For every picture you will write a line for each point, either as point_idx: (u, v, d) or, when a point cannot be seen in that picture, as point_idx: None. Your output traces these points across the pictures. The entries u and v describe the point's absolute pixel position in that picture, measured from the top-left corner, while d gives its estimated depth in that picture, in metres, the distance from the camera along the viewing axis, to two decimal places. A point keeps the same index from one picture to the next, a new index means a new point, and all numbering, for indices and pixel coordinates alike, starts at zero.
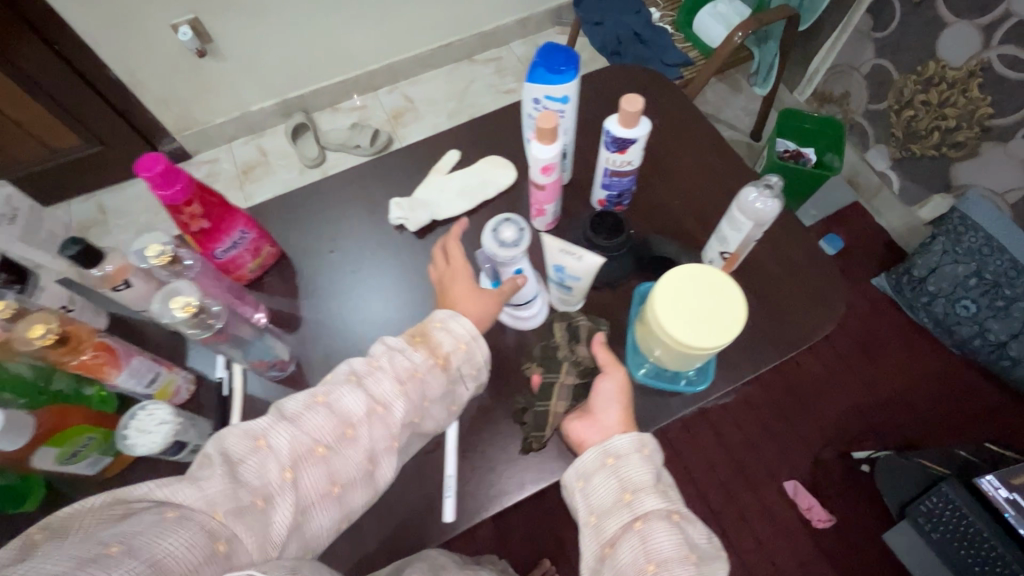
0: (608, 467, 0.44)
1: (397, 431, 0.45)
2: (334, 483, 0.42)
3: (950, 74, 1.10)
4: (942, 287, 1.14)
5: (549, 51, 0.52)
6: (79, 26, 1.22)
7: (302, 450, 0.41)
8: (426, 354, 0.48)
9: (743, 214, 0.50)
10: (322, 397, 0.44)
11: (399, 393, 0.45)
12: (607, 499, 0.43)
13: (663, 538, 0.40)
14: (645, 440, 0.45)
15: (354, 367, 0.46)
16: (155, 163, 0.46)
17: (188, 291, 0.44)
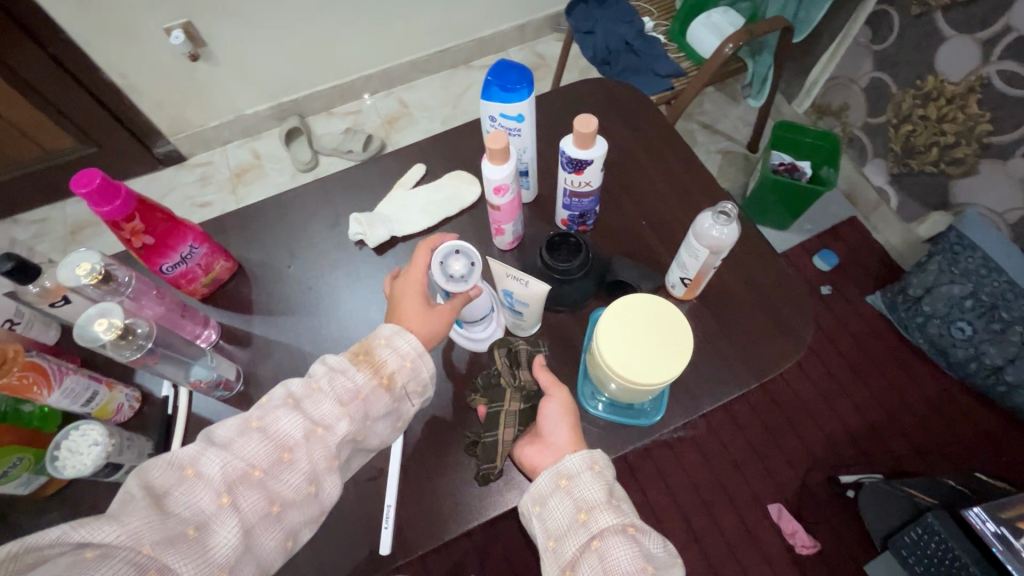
0: (561, 489, 0.42)
1: (338, 450, 0.43)
2: (275, 503, 0.40)
3: (949, 89, 1.06)
4: (937, 308, 1.10)
5: (502, 68, 0.50)
6: (71, 29, 1.22)
7: (238, 475, 0.39)
8: (369, 374, 0.45)
9: (699, 242, 0.48)
10: (256, 421, 0.41)
11: (341, 413, 0.43)
12: (562, 521, 0.40)
13: (621, 554, 0.38)
14: (596, 456, 0.43)
15: (293, 389, 0.43)
16: (91, 178, 0.45)
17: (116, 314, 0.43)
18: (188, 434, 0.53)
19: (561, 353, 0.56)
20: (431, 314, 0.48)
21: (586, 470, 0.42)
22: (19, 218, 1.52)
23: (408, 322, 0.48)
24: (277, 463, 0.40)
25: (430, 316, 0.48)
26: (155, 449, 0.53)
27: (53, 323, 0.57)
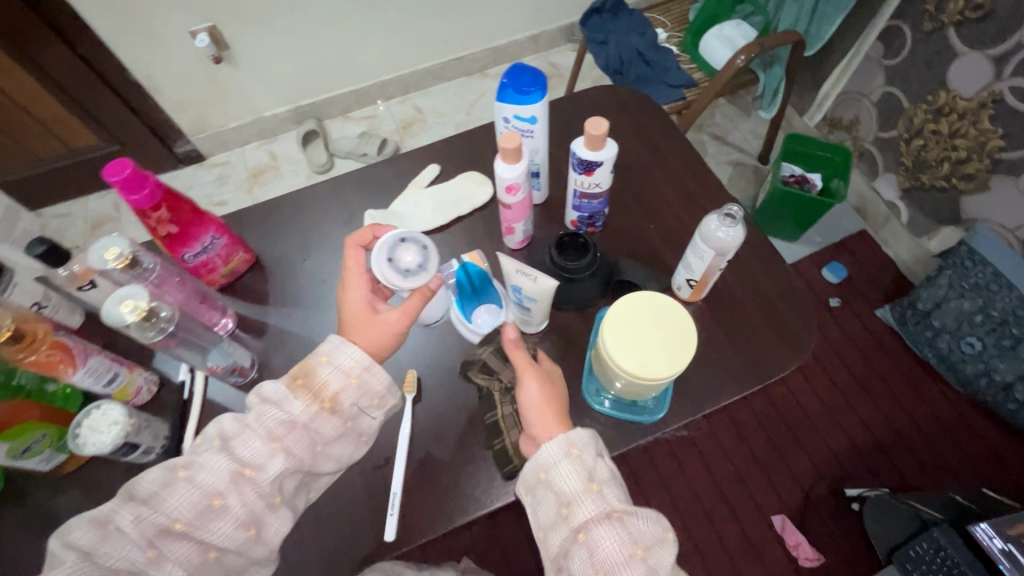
0: (542, 482, 0.43)
1: (272, 489, 0.45)
2: (209, 549, 0.43)
3: (961, 105, 1.07)
4: (947, 322, 1.10)
5: (517, 72, 0.52)
6: (101, 31, 1.26)
7: (160, 529, 0.42)
8: (309, 400, 0.46)
9: (705, 243, 0.49)
10: (182, 470, 0.43)
11: (272, 453, 0.44)
12: (548, 514, 0.42)
13: (605, 542, 0.39)
14: (573, 439, 0.43)
15: (223, 428, 0.44)
16: (121, 168, 0.47)
17: (138, 294, 0.45)
18: (203, 418, 0.55)
19: (567, 351, 0.57)
20: (378, 329, 0.49)
21: (563, 458, 0.43)
22: (42, 212, 1.56)
23: (354, 340, 0.48)
24: (207, 510, 0.43)
25: (379, 331, 0.49)
26: (171, 431, 0.54)
27: (78, 308, 0.59)
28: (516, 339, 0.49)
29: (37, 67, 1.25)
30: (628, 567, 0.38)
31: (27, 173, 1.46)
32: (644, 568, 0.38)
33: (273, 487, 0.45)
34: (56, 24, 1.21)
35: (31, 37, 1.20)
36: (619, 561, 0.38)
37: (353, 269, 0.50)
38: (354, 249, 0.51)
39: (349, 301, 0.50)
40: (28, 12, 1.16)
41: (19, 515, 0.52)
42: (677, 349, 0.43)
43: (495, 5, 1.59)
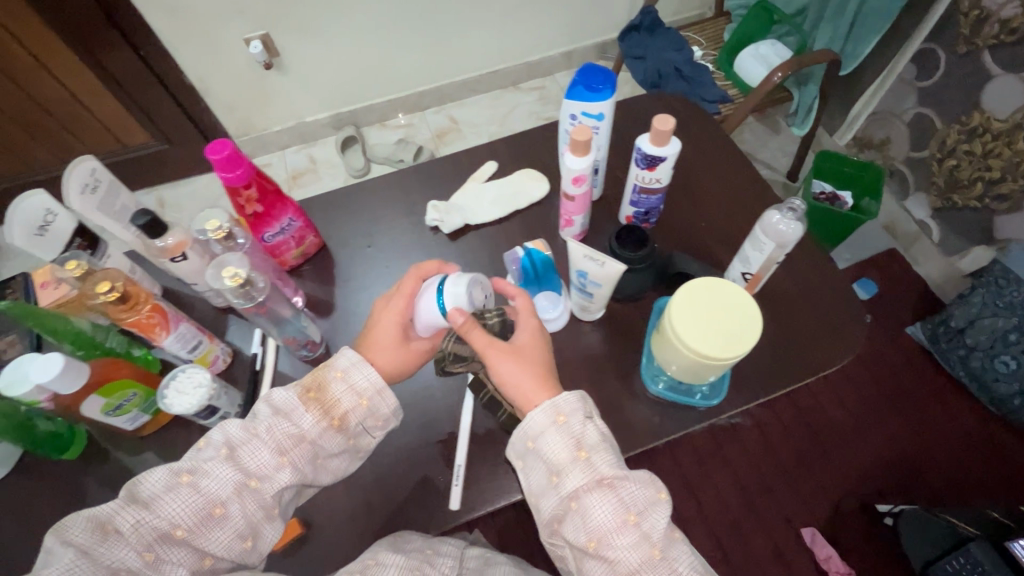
0: (531, 451, 0.45)
1: (274, 500, 0.45)
2: (206, 556, 0.43)
3: (995, 126, 1.08)
4: (980, 341, 1.09)
5: (589, 71, 0.55)
6: (162, 34, 1.33)
7: (159, 535, 0.41)
8: (318, 415, 0.47)
9: (765, 235, 0.51)
10: (186, 475, 0.43)
11: (279, 466, 0.45)
12: (540, 483, 0.44)
13: (598, 510, 0.41)
14: (558, 406, 0.44)
15: (230, 436, 0.45)
16: (223, 147, 0.51)
17: (237, 264, 0.48)
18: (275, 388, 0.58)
19: (623, 339, 0.59)
20: (398, 356, 0.50)
21: (549, 428, 0.44)
22: None
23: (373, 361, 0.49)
24: (208, 518, 0.43)
25: (399, 358, 0.50)
26: (245, 401, 0.57)
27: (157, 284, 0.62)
28: (464, 323, 0.46)
29: (99, 66, 1.32)
30: (622, 533, 0.41)
31: None
32: (638, 532, 0.41)
33: (273, 499, 0.45)
34: (123, 27, 1.28)
35: (98, 37, 1.26)
36: (613, 527, 0.41)
37: (403, 291, 0.51)
38: (413, 274, 0.51)
39: (381, 321, 0.50)
40: (100, 15, 1.23)
41: (103, 471, 0.55)
42: (741, 332, 0.45)
43: (532, 22, 1.64)
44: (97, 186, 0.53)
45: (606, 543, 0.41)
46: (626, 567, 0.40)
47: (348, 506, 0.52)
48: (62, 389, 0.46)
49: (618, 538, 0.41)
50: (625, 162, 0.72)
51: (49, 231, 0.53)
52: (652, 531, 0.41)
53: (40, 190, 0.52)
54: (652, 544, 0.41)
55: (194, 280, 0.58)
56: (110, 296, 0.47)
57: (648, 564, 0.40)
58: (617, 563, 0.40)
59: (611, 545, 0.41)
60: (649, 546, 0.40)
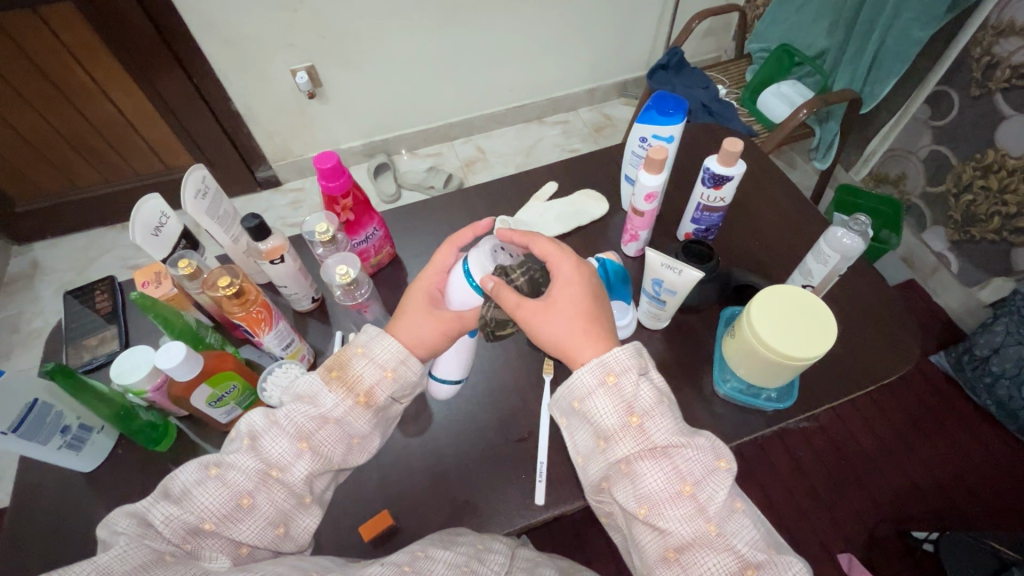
0: (578, 411, 0.42)
1: (303, 488, 0.42)
2: (241, 545, 0.40)
3: (1010, 163, 1.08)
4: (1006, 368, 1.05)
5: (661, 99, 0.63)
6: (215, 61, 1.28)
7: (188, 529, 0.38)
8: (343, 393, 0.44)
9: (828, 249, 0.57)
10: (214, 467, 0.40)
11: (299, 453, 0.42)
12: (586, 445, 0.43)
13: (650, 477, 0.39)
14: (609, 364, 0.41)
15: (252, 425, 0.42)
16: (328, 158, 0.56)
17: (351, 265, 0.54)
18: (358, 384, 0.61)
19: (688, 346, 0.63)
20: (424, 330, 0.47)
21: (598, 389, 0.41)
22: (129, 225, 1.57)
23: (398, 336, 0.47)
24: (236, 509, 0.40)
25: (423, 333, 0.47)
26: None
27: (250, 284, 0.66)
28: (495, 285, 0.45)
29: (153, 91, 1.26)
30: (675, 504, 0.38)
31: (120, 186, 1.47)
32: (692, 503, 0.38)
33: (303, 485, 0.42)
34: (178, 51, 1.22)
35: (157, 66, 1.22)
36: (666, 496, 0.38)
37: (437, 264, 0.51)
38: (447, 245, 0.51)
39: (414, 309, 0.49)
40: (152, 33, 1.16)
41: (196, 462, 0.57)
42: (821, 325, 0.49)
43: (567, 59, 1.65)
44: (207, 191, 0.57)
45: (658, 512, 0.38)
46: (678, 538, 0.38)
47: (435, 500, 0.54)
48: (182, 376, 0.48)
49: (670, 509, 0.38)
50: (679, 186, 0.77)
51: (162, 232, 0.57)
52: (708, 502, 0.38)
53: (155, 195, 0.56)
54: (707, 518, 0.38)
55: (283, 284, 0.61)
56: (228, 290, 0.50)
57: (703, 538, 0.38)
58: (668, 534, 0.38)
59: (664, 515, 0.38)
60: (704, 520, 0.38)
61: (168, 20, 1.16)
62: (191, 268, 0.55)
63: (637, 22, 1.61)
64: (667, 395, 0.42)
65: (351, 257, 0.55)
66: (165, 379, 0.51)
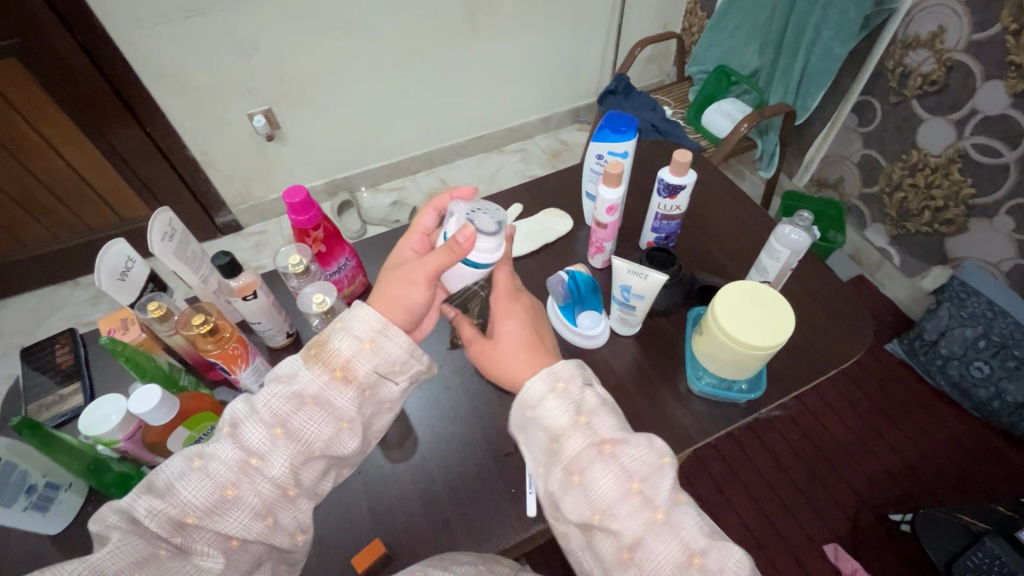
0: (531, 420, 0.42)
1: (287, 478, 0.40)
2: (230, 536, 0.38)
3: (932, 161, 1.16)
4: (954, 349, 1.12)
5: (612, 118, 0.68)
6: (169, 110, 1.27)
7: (174, 523, 0.37)
8: (320, 369, 0.42)
9: (780, 244, 0.61)
10: (198, 459, 0.39)
11: (274, 440, 0.39)
12: (541, 453, 0.40)
13: (598, 481, 0.37)
14: (556, 372, 0.42)
15: (234, 413, 0.40)
16: (297, 193, 0.58)
17: (326, 293, 0.56)
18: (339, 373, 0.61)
19: (659, 348, 0.65)
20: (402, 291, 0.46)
21: (547, 395, 0.41)
22: (81, 280, 1.50)
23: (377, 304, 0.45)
24: (220, 501, 0.38)
25: (407, 297, 0.46)
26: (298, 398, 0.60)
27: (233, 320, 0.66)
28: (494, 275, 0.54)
29: (104, 142, 1.24)
30: (624, 503, 0.36)
31: (73, 241, 1.42)
32: (640, 499, 0.36)
33: (288, 476, 0.40)
34: (131, 103, 1.21)
35: (109, 117, 1.20)
36: (613, 498, 0.36)
37: (417, 228, 0.53)
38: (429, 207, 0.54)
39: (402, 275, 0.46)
40: (104, 86, 1.15)
41: None
42: (776, 327, 0.51)
43: (520, 89, 1.71)
44: (174, 234, 0.57)
45: (610, 514, 0.36)
46: (630, 537, 0.35)
47: (429, 523, 0.53)
48: (160, 418, 0.47)
49: (620, 508, 0.36)
50: (638, 199, 0.81)
51: (128, 276, 0.57)
52: (655, 495, 0.36)
53: (121, 239, 0.56)
54: (654, 508, 0.36)
55: (256, 321, 0.61)
56: (202, 329, 0.51)
57: (652, 531, 0.35)
58: (621, 536, 0.35)
59: (615, 516, 0.36)
60: (652, 511, 0.36)
61: (119, 72, 1.15)
62: (161, 311, 0.55)
63: (583, 52, 1.70)
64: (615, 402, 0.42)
65: (326, 285, 0.57)
66: (138, 426, 0.49)
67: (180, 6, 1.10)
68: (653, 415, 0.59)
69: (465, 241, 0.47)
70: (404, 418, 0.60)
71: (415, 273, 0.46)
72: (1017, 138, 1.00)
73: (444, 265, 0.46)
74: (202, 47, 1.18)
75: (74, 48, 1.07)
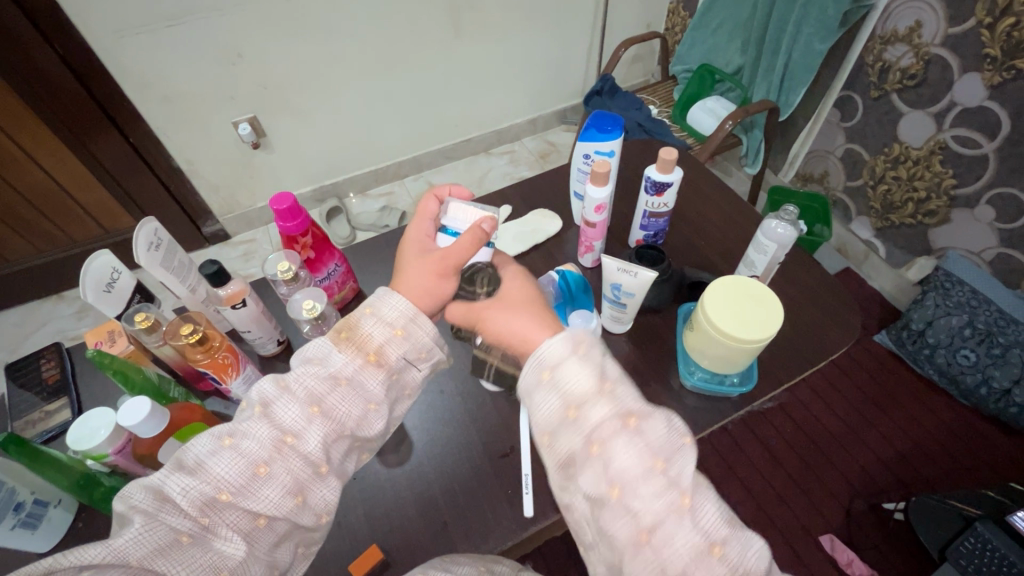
0: (546, 382, 0.38)
1: (320, 456, 0.40)
2: (259, 515, 0.38)
3: (914, 153, 1.18)
4: (940, 338, 1.14)
5: (598, 117, 0.68)
6: (153, 120, 1.25)
7: (205, 501, 0.37)
8: (353, 353, 0.43)
9: (767, 239, 0.62)
10: (229, 437, 0.39)
11: (310, 419, 0.40)
12: (553, 417, 0.38)
13: (622, 455, 0.35)
14: (579, 336, 0.39)
15: (264, 392, 0.41)
16: (284, 199, 0.57)
17: (315, 298, 0.56)
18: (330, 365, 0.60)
19: (651, 345, 0.65)
20: (425, 281, 0.47)
21: (570, 356, 0.38)
22: (66, 294, 1.47)
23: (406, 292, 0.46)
24: (252, 478, 0.38)
25: (438, 287, 0.48)
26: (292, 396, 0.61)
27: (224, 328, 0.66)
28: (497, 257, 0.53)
29: (86, 153, 1.22)
30: (649, 482, 0.35)
31: (57, 255, 1.40)
32: (666, 481, 0.35)
33: (321, 454, 0.40)
34: (113, 114, 1.20)
35: (91, 128, 1.19)
36: (637, 475, 0.35)
37: (424, 212, 0.53)
38: (432, 194, 0.54)
39: (425, 264, 0.47)
40: (85, 97, 1.14)
41: None
42: (762, 322, 0.51)
43: (506, 91, 1.72)
44: (160, 244, 0.56)
45: (632, 493, 0.35)
46: (652, 519, 0.34)
47: (427, 527, 0.53)
48: (148, 431, 0.47)
49: (644, 487, 0.35)
50: (626, 198, 0.82)
51: (115, 288, 0.56)
52: (680, 477, 0.35)
53: (106, 251, 0.55)
54: (681, 491, 0.35)
55: (247, 330, 0.61)
56: (190, 338, 0.51)
57: (676, 513, 0.34)
58: (643, 517, 0.34)
59: (639, 495, 0.34)
60: (678, 494, 0.35)
61: (100, 83, 1.14)
62: (148, 321, 0.54)
63: (567, 54, 1.71)
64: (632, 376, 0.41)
65: (316, 291, 0.57)
66: (128, 438, 0.48)
67: (161, 15, 1.09)
68: None
69: (488, 228, 0.49)
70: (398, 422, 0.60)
71: (445, 265, 0.47)
72: (994, 129, 1.02)
73: (470, 254, 0.48)
74: (185, 56, 1.17)
75: (54, 59, 1.06)
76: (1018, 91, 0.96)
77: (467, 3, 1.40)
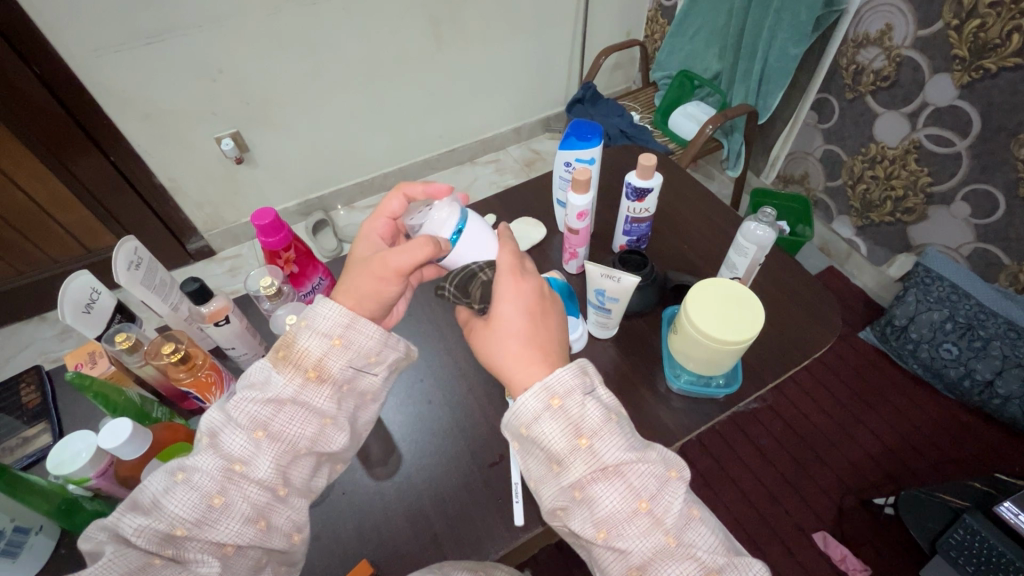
0: (527, 437, 0.40)
1: (275, 478, 0.41)
2: (224, 544, 0.39)
3: (890, 153, 1.20)
4: (923, 333, 1.16)
5: (578, 126, 0.69)
6: (133, 137, 1.24)
7: (163, 537, 0.38)
8: (293, 372, 0.44)
9: (747, 240, 0.62)
10: (181, 472, 0.39)
11: (257, 443, 0.41)
12: (540, 470, 0.41)
13: (605, 500, 0.37)
14: (552, 387, 0.40)
15: (210, 422, 0.42)
16: (266, 215, 0.57)
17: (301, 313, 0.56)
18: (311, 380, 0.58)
19: (637, 349, 0.66)
20: (372, 285, 0.47)
21: (543, 414, 0.39)
22: (48, 316, 1.45)
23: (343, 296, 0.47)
24: (209, 510, 0.39)
25: (381, 290, 0.47)
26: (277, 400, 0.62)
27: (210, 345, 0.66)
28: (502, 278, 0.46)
29: (66, 173, 1.21)
30: (631, 522, 0.37)
31: (38, 276, 1.38)
32: (650, 520, 0.37)
33: (276, 476, 0.41)
34: (92, 132, 1.19)
35: (70, 147, 1.17)
36: (621, 516, 0.37)
37: (383, 211, 0.55)
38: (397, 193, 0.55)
39: (367, 268, 0.47)
40: (64, 116, 1.13)
41: None
42: (748, 321, 0.52)
43: (488, 101, 1.73)
44: (140, 263, 0.55)
45: (615, 533, 0.37)
46: (639, 556, 0.37)
47: (416, 539, 0.53)
48: (131, 453, 0.46)
49: (627, 528, 0.37)
50: (608, 204, 0.82)
51: (94, 309, 0.55)
52: (666, 516, 0.37)
53: (84, 271, 0.55)
54: (665, 530, 0.37)
55: (233, 346, 0.60)
56: (172, 357, 0.51)
57: (662, 553, 0.37)
58: (629, 554, 0.37)
59: (622, 535, 0.37)
60: (662, 533, 0.37)
61: (79, 101, 1.13)
62: (129, 341, 0.53)
63: (549, 62, 1.72)
64: (616, 409, 0.41)
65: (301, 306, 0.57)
66: (110, 462, 0.48)
67: (140, 33, 1.09)
68: (635, 416, 0.60)
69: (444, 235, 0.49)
70: (387, 435, 0.60)
71: (386, 270, 0.46)
72: (966, 127, 1.04)
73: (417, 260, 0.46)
74: (165, 73, 1.17)
75: (31, 80, 1.05)
76: (987, 89, 0.99)
77: (447, 14, 1.41)
